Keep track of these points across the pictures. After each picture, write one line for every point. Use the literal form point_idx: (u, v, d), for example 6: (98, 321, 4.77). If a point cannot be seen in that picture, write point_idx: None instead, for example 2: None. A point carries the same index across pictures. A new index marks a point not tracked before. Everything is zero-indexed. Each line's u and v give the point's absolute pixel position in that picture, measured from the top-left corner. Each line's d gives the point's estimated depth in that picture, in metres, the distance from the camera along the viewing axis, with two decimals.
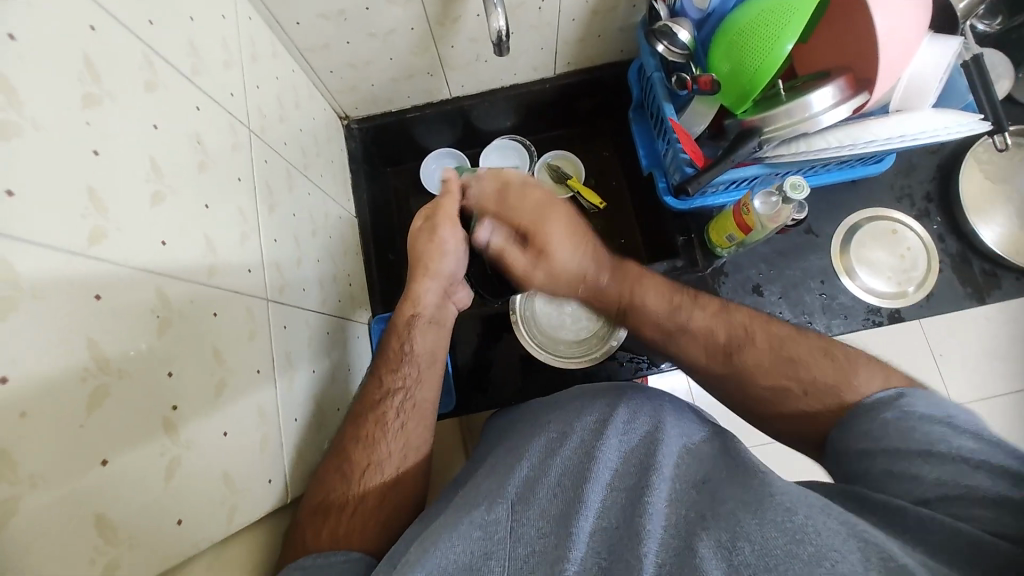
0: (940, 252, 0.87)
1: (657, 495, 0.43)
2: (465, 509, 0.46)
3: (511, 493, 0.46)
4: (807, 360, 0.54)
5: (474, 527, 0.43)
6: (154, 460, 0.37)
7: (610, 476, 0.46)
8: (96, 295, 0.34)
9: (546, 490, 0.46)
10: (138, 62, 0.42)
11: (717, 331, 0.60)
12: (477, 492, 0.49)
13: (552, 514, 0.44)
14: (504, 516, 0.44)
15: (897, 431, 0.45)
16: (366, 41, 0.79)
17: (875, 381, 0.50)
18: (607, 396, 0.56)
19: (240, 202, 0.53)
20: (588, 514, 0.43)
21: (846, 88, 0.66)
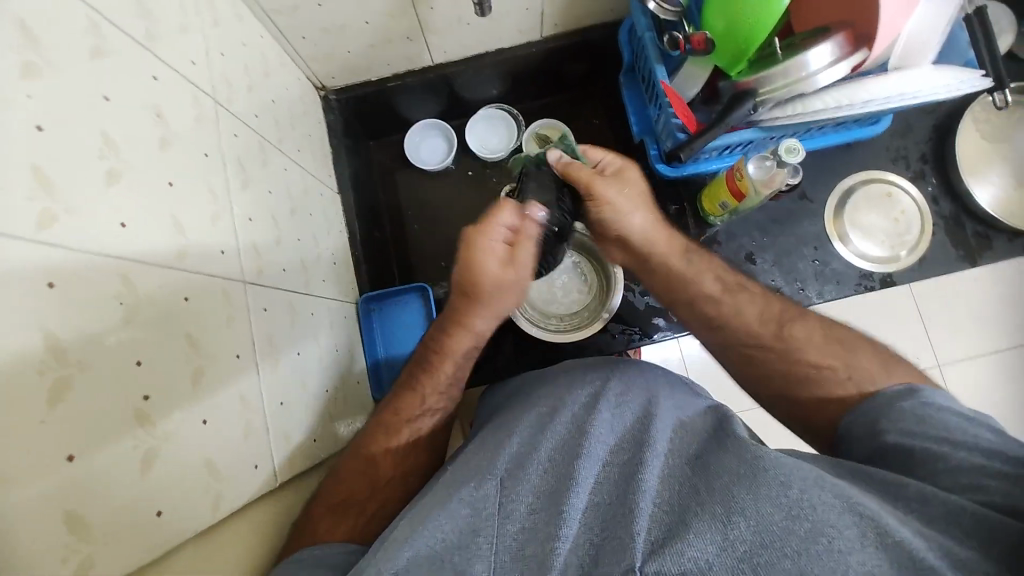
0: (934, 215, 0.85)
1: (651, 471, 0.43)
2: (454, 485, 0.46)
3: (500, 469, 0.45)
4: (854, 347, 0.56)
5: (463, 504, 0.43)
6: (127, 453, 0.36)
7: (604, 451, 0.46)
8: (49, 284, 0.32)
9: (535, 466, 0.45)
10: (82, 27, 0.38)
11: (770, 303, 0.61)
12: (466, 467, 0.48)
13: (545, 489, 0.43)
14: (493, 492, 0.44)
15: (914, 415, 0.46)
16: (339, 3, 0.74)
17: (891, 378, 0.52)
18: (600, 371, 0.56)
19: (208, 180, 0.50)
20: (580, 488, 0.42)
21: (845, 45, 0.63)
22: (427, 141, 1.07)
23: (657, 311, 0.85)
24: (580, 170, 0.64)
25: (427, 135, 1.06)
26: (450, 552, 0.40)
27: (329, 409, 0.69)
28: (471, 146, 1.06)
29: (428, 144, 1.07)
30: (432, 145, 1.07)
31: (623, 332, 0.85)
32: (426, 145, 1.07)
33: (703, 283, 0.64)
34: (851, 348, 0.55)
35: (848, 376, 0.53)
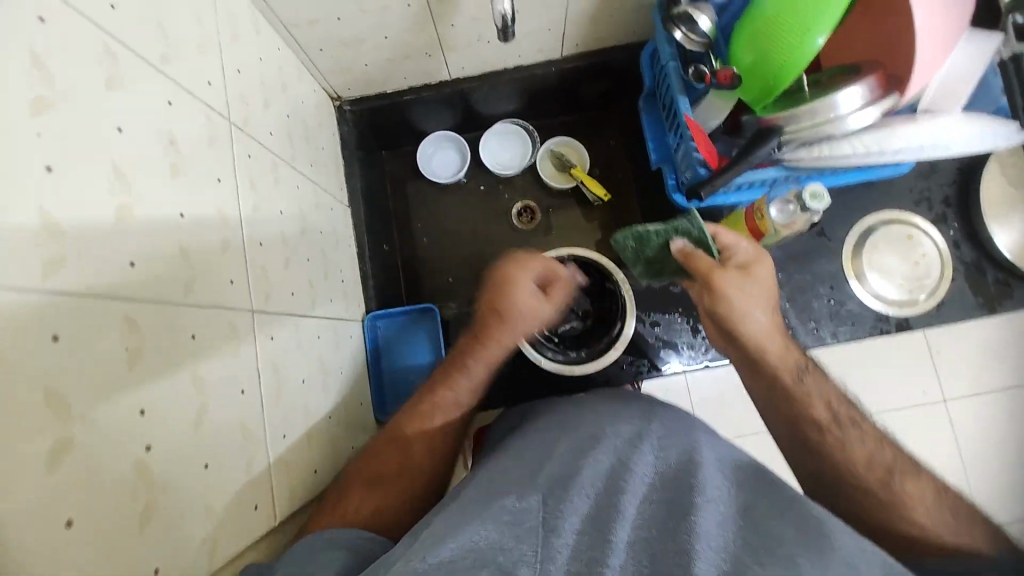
0: (954, 259, 0.84)
1: (707, 516, 0.41)
2: (489, 494, 0.44)
3: (543, 484, 0.45)
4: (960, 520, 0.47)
5: (507, 511, 0.42)
6: (129, 507, 0.34)
7: (645, 488, 0.45)
8: (53, 335, 0.30)
9: (583, 491, 0.44)
10: (97, 54, 0.37)
11: (880, 454, 0.50)
12: (497, 477, 0.46)
13: (592, 519, 0.42)
14: (537, 506, 0.42)
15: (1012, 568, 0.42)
16: (359, 17, 0.72)
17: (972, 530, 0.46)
18: (635, 409, 0.54)
19: (220, 205, 0.49)
20: (625, 523, 0.42)
21: (876, 87, 0.61)
22: (437, 151, 1.05)
23: (667, 344, 0.84)
24: (699, 259, 0.55)
25: (438, 146, 1.05)
26: (492, 565, 0.38)
27: (332, 435, 0.68)
28: (484, 162, 1.05)
29: (438, 155, 1.05)
30: (443, 156, 1.05)
31: (632, 364, 0.83)
32: (438, 155, 1.05)
33: (812, 407, 0.53)
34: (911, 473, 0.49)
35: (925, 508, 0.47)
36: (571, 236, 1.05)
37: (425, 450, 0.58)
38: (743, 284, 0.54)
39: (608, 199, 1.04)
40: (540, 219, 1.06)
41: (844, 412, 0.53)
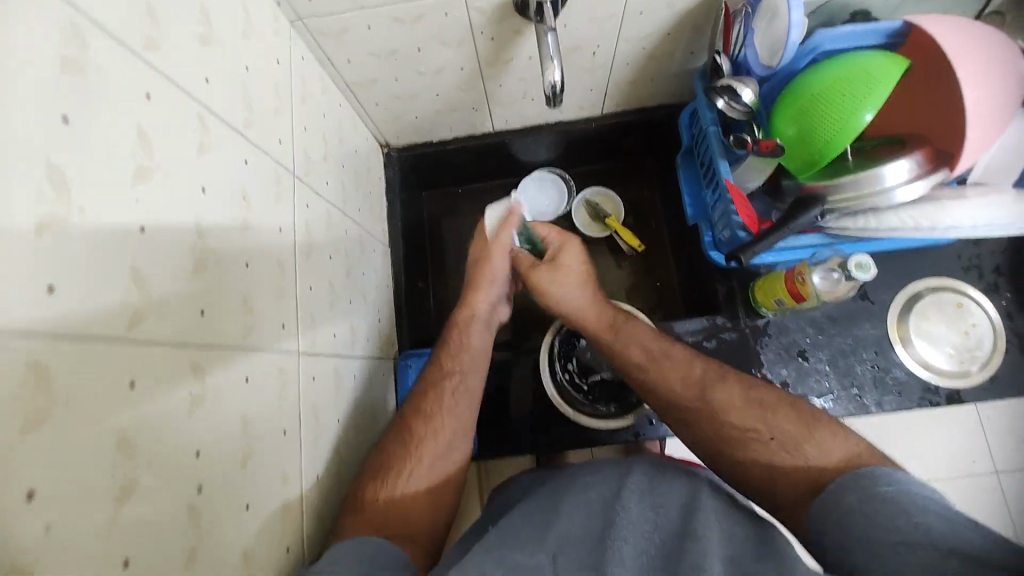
0: (1008, 331, 0.81)
1: (691, 557, 0.49)
2: (506, 546, 0.53)
3: (550, 541, 0.53)
4: (797, 436, 0.54)
5: (516, 564, 0.50)
6: (175, 552, 0.34)
7: (644, 542, 0.53)
8: (131, 383, 0.32)
9: (586, 545, 0.53)
10: (190, 124, 0.41)
11: (760, 424, 0.56)
12: (517, 535, 0.55)
13: (588, 565, 0.51)
14: (545, 561, 0.51)
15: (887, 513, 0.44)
16: (414, 78, 0.78)
17: (839, 445, 0.53)
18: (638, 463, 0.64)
19: (280, 254, 0.52)
20: (618, 568, 0.50)
21: (925, 162, 0.60)
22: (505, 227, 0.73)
23: None
24: (521, 259, 0.74)
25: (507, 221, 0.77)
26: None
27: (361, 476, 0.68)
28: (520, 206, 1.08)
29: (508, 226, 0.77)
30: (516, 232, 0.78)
31: (660, 419, 0.78)
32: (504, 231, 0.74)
33: (732, 411, 0.58)
34: (771, 409, 0.57)
35: (771, 439, 0.55)
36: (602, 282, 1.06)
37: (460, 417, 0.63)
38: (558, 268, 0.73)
39: (642, 249, 1.05)
40: None
41: (757, 401, 0.58)
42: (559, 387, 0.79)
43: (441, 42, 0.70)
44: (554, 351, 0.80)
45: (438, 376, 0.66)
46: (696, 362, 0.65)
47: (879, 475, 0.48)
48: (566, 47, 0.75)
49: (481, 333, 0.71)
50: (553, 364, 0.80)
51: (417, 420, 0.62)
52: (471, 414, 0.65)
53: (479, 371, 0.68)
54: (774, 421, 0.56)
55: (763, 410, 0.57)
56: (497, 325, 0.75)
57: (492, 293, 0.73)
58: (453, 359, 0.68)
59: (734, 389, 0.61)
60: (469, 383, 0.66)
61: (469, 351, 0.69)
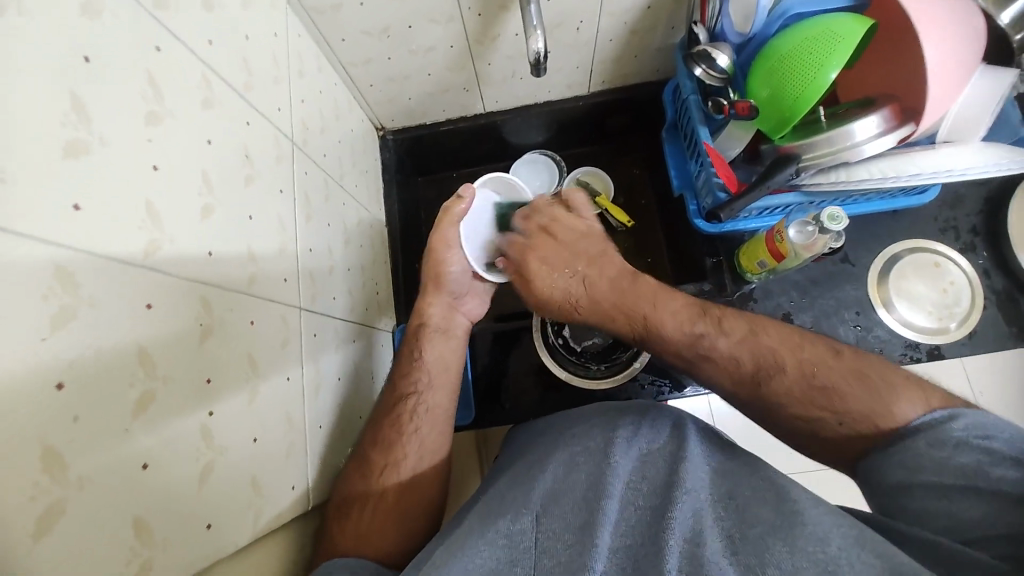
0: (985, 289, 0.84)
1: (681, 511, 0.46)
2: (491, 516, 0.50)
3: (536, 503, 0.50)
4: (841, 388, 0.52)
5: (502, 535, 0.47)
6: (190, 464, 0.37)
7: (633, 493, 0.50)
8: (147, 304, 0.35)
9: (570, 501, 0.49)
10: (195, 80, 0.44)
11: (820, 408, 0.53)
12: (503, 500, 0.52)
13: (576, 526, 0.47)
14: (530, 526, 0.48)
15: (931, 462, 0.45)
16: (407, 57, 0.81)
17: (916, 405, 0.49)
18: (627, 414, 0.59)
19: (280, 212, 0.55)
20: (608, 528, 0.46)
21: (890, 118, 0.64)
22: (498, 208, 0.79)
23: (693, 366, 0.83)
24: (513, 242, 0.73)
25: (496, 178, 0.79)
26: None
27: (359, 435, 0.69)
28: None
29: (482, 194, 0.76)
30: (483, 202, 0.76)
31: (653, 382, 0.82)
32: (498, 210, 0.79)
33: (788, 399, 0.55)
34: (839, 392, 0.52)
35: (839, 423, 0.52)
36: None
37: (430, 436, 0.63)
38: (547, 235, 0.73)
39: (632, 225, 1.07)
40: None
41: (813, 374, 0.55)
42: (555, 347, 0.84)
43: (430, 19, 0.74)
44: (547, 316, 0.85)
45: (394, 401, 0.64)
46: (745, 344, 0.59)
47: (942, 425, 0.46)
48: (550, 23, 0.78)
49: (442, 349, 0.69)
50: (547, 328, 0.85)
51: (377, 449, 0.61)
52: (436, 435, 0.64)
53: (446, 390, 0.67)
54: (841, 405, 0.52)
55: (824, 391, 0.53)
56: (461, 329, 0.73)
57: (445, 297, 0.72)
58: (408, 380, 0.66)
59: (789, 372, 0.56)
60: (432, 406, 0.65)
61: (427, 368, 0.67)
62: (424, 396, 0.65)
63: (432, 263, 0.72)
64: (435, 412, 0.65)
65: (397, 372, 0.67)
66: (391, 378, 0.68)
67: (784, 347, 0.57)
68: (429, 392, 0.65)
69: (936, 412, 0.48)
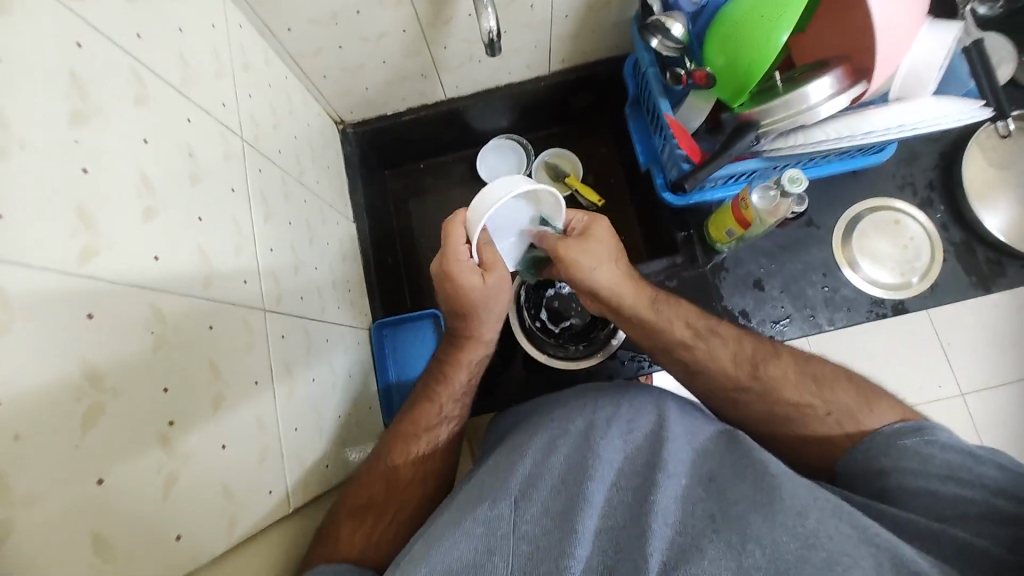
0: (944, 242, 0.87)
1: (664, 492, 0.47)
2: (470, 505, 0.49)
3: (515, 488, 0.49)
4: (829, 381, 0.59)
5: (480, 523, 0.46)
6: (150, 476, 0.35)
7: (615, 475, 0.50)
8: (88, 314, 0.33)
9: (550, 485, 0.49)
10: (124, 77, 0.41)
11: (816, 400, 0.57)
12: (483, 488, 0.52)
13: (557, 510, 0.47)
14: (509, 512, 0.47)
15: (915, 455, 0.50)
16: (358, 45, 0.79)
17: (890, 415, 0.55)
18: (613, 396, 0.60)
19: (234, 213, 0.53)
20: (592, 512, 0.46)
21: (843, 78, 0.64)
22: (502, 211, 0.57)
23: None
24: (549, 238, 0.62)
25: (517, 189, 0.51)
26: (466, 570, 0.43)
27: (341, 433, 0.69)
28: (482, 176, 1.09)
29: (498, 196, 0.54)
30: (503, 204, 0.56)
31: (633, 359, 0.84)
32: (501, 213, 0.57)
33: (785, 390, 0.59)
34: (828, 384, 0.58)
35: (828, 413, 0.56)
36: None
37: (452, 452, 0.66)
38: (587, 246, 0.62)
39: (603, 204, 1.07)
40: None
41: (809, 372, 0.60)
42: (532, 330, 0.83)
43: (379, 4, 0.71)
44: (522, 300, 0.84)
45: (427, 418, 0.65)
46: (745, 339, 0.64)
47: (917, 429, 0.52)
48: (503, 1, 0.76)
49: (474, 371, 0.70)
50: (522, 312, 0.84)
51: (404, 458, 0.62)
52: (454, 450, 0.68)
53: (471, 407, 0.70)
54: (831, 395, 0.57)
55: (810, 381, 0.59)
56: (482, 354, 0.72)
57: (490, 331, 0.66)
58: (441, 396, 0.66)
59: (787, 364, 0.61)
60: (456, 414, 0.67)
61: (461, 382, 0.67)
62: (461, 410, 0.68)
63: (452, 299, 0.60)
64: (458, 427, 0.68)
65: (429, 387, 0.66)
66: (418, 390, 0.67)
67: (775, 346, 0.64)
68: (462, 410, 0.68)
69: (903, 422, 0.53)
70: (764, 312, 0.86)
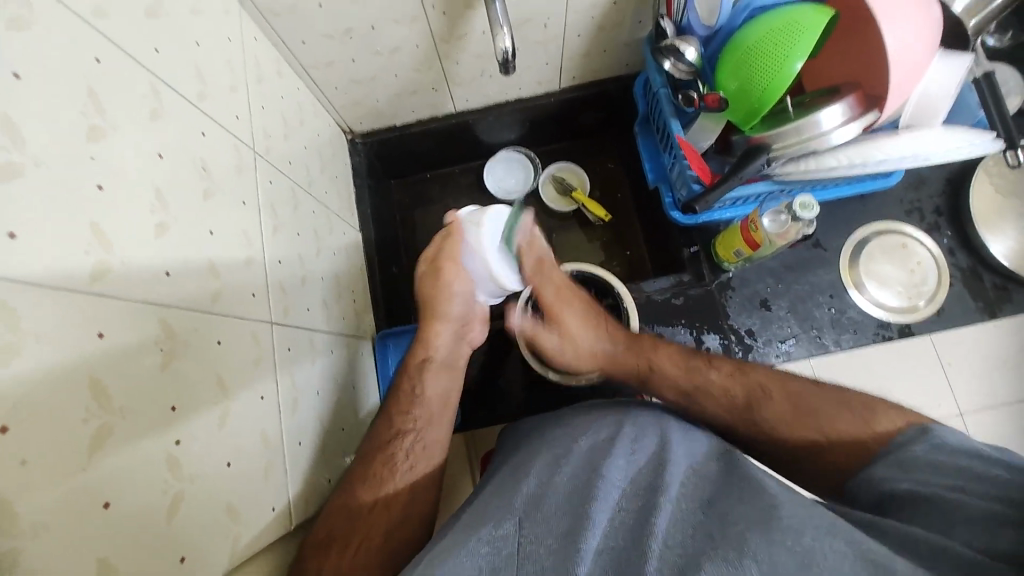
0: (950, 266, 0.87)
1: (662, 516, 0.46)
2: (472, 525, 0.49)
3: (519, 508, 0.49)
4: (872, 411, 0.55)
5: (484, 542, 0.46)
6: (156, 497, 0.35)
7: (618, 496, 0.49)
8: (100, 333, 0.33)
9: (552, 506, 0.49)
10: (142, 92, 0.41)
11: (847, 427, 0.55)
12: (486, 507, 0.51)
13: (559, 532, 0.46)
14: (512, 530, 0.47)
15: (924, 462, 0.47)
16: (371, 58, 0.79)
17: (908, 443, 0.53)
18: (614, 415, 0.59)
19: (243, 224, 0.52)
20: (596, 531, 0.45)
21: (856, 105, 0.65)
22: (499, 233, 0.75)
23: None
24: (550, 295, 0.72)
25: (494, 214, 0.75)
26: None
27: (342, 448, 0.68)
28: (488, 187, 1.09)
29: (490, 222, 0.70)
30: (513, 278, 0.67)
31: None
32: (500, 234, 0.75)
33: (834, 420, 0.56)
34: (872, 410, 0.55)
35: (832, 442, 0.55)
36: (573, 248, 1.07)
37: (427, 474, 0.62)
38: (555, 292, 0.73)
39: (609, 219, 1.07)
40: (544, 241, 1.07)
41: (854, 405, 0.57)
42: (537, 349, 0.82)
43: (393, 19, 0.72)
44: None
45: (387, 437, 0.61)
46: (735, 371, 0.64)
47: (924, 434, 0.50)
48: (517, 19, 0.77)
49: (446, 381, 0.67)
50: None
51: (365, 484, 0.58)
52: (430, 469, 0.63)
53: (445, 425, 0.66)
54: (828, 424, 0.56)
55: (814, 414, 0.58)
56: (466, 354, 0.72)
57: (452, 326, 0.69)
58: (406, 414, 0.63)
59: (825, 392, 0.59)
60: (428, 443, 0.63)
61: (425, 405, 0.64)
62: (427, 428, 0.64)
63: (433, 291, 0.68)
64: (437, 443, 0.64)
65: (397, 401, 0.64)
66: (386, 409, 0.65)
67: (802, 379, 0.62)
68: (433, 430, 0.64)
69: (915, 424, 0.52)
70: (769, 332, 0.86)
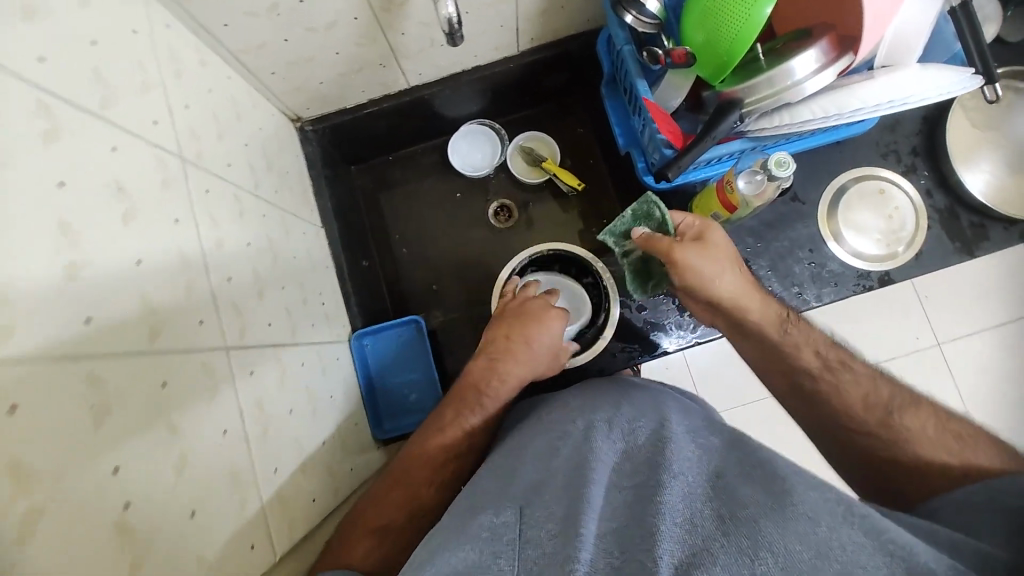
0: (928, 209, 0.85)
1: (670, 492, 0.44)
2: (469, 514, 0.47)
3: (519, 495, 0.47)
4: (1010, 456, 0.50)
5: (484, 528, 0.44)
6: (110, 569, 0.33)
7: (615, 476, 0.48)
8: (11, 406, 0.29)
9: (551, 489, 0.47)
10: (28, 112, 0.36)
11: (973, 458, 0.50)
12: (482, 496, 0.50)
13: (558, 515, 0.43)
14: (512, 519, 0.45)
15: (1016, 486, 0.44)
16: (305, 36, 0.72)
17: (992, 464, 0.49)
18: (610, 403, 0.58)
19: (180, 245, 0.48)
20: (595, 512, 0.43)
21: (830, 49, 0.61)
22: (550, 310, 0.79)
23: (655, 327, 0.83)
24: (659, 239, 0.63)
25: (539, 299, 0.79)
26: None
27: (327, 461, 0.66)
28: (454, 165, 1.03)
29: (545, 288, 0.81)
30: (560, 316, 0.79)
31: (623, 350, 0.83)
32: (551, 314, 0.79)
33: (973, 453, 0.50)
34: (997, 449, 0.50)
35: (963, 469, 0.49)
36: (548, 221, 1.03)
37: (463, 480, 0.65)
38: (701, 253, 0.61)
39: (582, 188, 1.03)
40: (517, 219, 1.03)
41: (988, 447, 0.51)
42: None
43: None
44: None
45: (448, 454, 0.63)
46: (882, 381, 0.57)
47: None
48: None
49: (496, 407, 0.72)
50: None
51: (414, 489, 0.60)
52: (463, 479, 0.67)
53: None
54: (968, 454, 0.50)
55: (946, 434, 0.52)
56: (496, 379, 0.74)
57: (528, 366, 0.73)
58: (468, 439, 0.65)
59: (969, 427, 0.53)
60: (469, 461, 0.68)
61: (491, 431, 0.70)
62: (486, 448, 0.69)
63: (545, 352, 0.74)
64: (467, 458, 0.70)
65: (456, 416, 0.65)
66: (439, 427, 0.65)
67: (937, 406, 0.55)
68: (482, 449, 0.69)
69: None
70: None
